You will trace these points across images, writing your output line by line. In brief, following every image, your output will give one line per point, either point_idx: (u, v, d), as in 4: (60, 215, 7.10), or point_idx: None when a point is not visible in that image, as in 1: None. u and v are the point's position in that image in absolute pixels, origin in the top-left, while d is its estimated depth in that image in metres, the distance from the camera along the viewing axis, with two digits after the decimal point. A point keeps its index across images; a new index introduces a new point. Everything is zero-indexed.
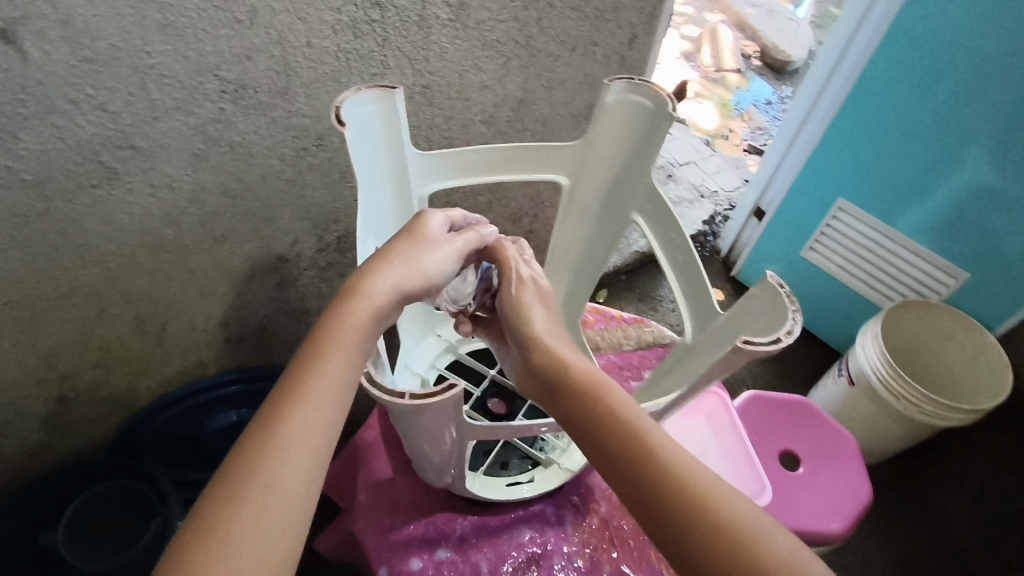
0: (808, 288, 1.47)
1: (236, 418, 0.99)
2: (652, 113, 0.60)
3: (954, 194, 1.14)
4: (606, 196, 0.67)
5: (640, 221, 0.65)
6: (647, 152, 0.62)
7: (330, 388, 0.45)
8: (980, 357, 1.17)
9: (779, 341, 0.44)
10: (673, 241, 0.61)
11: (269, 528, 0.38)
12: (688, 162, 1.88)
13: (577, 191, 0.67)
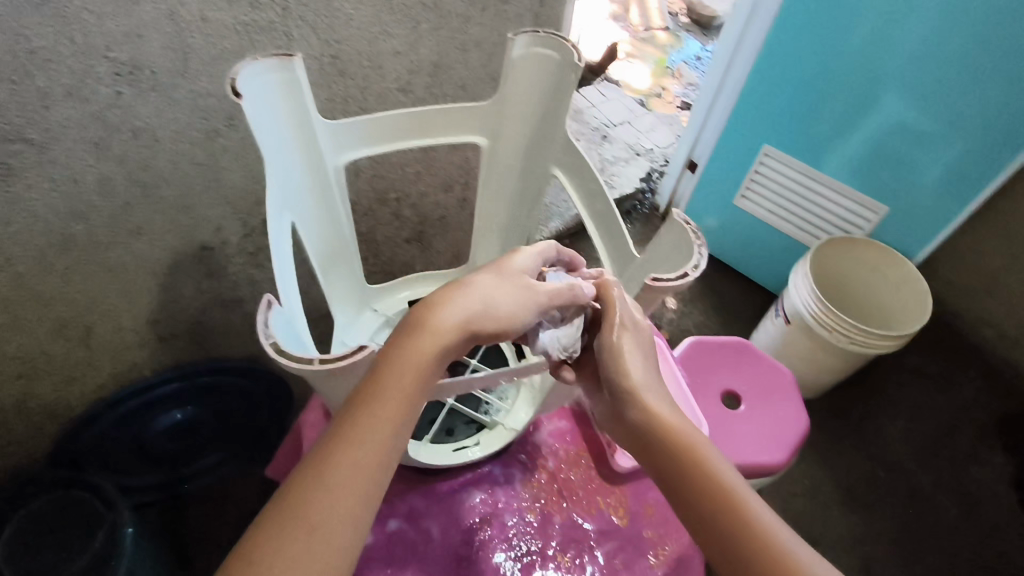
0: (744, 236, 1.52)
1: (181, 417, 0.97)
2: (561, 65, 0.61)
3: (873, 131, 1.18)
4: (526, 153, 0.67)
5: (561, 174, 0.65)
6: (560, 105, 0.63)
7: (389, 422, 0.43)
8: (903, 286, 1.23)
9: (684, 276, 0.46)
10: (592, 191, 0.61)
11: (326, 571, 0.37)
12: (623, 122, 1.90)
13: (497, 151, 0.67)
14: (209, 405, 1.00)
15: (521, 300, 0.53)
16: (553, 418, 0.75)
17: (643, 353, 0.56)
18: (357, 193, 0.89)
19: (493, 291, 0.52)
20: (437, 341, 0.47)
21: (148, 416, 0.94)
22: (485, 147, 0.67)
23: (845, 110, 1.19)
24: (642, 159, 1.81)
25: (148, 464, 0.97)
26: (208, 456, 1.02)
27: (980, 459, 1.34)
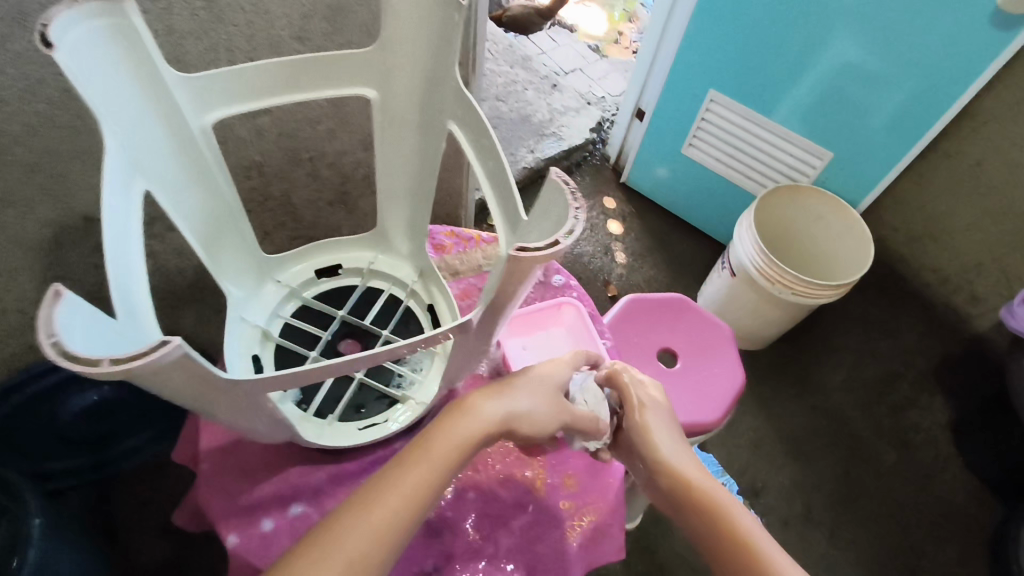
0: (693, 187, 1.48)
1: (98, 398, 0.90)
2: (443, 5, 0.53)
3: (823, 74, 1.13)
4: (421, 106, 0.60)
5: (455, 129, 0.57)
6: (448, 53, 0.55)
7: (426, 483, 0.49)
8: (847, 234, 1.21)
9: (555, 242, 0.39)
10: (482, 145, 0.53)
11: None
12: (574, 69, 1.81)
13: (389, 104, 0.60)
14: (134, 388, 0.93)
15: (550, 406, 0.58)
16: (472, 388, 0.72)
17: (668, 425, 0.63)
18: (263, 153, 0.81)
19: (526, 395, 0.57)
20: (475, 425, 0.53)
21: (60, 400, 0.87)
22: (375, 100, 0.60)
23: (793, 53, 1.14)
24: (593, 108, 1.73)
25: (68, 447, 0.92)
26: (132, 437, 1.00)
27: (919, 404, 1.38)
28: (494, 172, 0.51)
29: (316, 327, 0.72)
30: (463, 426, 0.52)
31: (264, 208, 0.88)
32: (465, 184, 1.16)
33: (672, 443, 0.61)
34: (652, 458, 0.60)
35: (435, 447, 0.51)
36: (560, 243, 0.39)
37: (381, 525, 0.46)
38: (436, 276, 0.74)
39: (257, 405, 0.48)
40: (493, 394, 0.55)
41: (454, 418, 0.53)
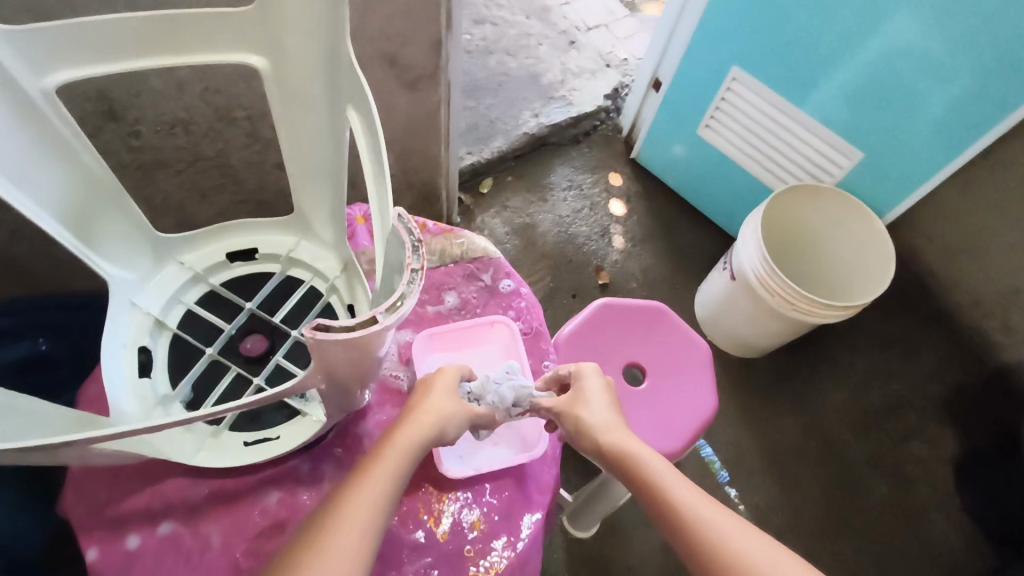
0: (707, 173, 1.34)
1: (43, 349, 0.86)
2: None
3: (870, 57, 0.96)
4: (325, 81, 0.50)
5: (353, 119, 0.49)
6: (342, 27, 0.45)
7: (383, 489, 0.47)
8: (865, 247, 1.08)
9: (367, 325, 0.39)
10: (374, 144, 0.46)
11: None
12: (598, 25, 1.62)
13: (286, 76, 0.51)
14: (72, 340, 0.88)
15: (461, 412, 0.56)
16: (387, 405, 0.64)
17: (596, 395, 0.60)
18: (187, 109, 0.69)
19: (443, 407, 0.55)
20: (418, 430, 0.52)
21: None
22: (265, 68, 0.50)
23: (837, 30, 0.97)
24: (612, 72, 1.55)
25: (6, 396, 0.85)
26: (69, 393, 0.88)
27: (922, 435, 1.26)
28: (376, 176, 0.47)
29: (220, 318, 0.64)
30: (404, 436, 0.51)
31: (197, 170, 0.78)
32: (443, 152, 1.04)
33: (600, 412, 0.59)
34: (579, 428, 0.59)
35: (384, 462, 0.49)
36: (380, 319, 0.39)
37: (349, 549, 0.42)
38: (358, 273, 0.64)
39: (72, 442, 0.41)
40: (428, 407, 0.55)
41: (395, 432, 0.52)
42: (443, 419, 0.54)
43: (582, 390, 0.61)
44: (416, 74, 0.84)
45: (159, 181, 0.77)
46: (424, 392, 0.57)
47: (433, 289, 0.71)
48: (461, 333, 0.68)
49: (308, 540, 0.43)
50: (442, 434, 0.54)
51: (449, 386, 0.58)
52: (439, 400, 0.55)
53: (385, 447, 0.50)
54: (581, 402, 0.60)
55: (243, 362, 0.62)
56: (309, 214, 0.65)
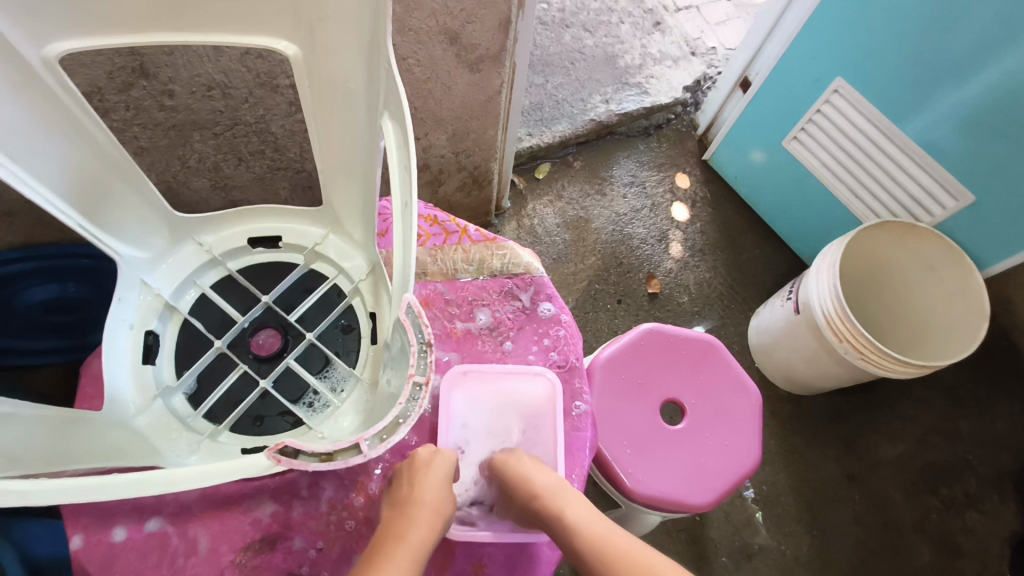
0: (786, 187, 1.21)
1: (72, 293, 0.82)
2: None
3: (1006, 85, 0.83)
4: (362, 82, 0.46)
5: (388, 128, 0.46)
6: (382, 35, 0.41)
7: None
8: (959, 297, 0.95)
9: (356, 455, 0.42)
10: (404, 160, 0.44)
11: None
12: (689, 7, 1.48)
13: (317, 68, 0.47)
14: (99, 288, 0.83)
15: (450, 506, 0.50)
16: None
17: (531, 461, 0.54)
18: (225, 72, 0.64)
19: (440, 503, 0.49)
20: (423, 537, 0.46)
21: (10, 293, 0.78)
22: (295, 54, 0.46)
23: (967, 47, 0.84)
24: (696, 61, 1.42)
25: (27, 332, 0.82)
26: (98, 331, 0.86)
27: (981, 505, 1.13)
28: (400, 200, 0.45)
29: (233, 307, 0.58)
30: (410, 540, 0.45)
31: (234, 135, 0.73)
32: (500, 135, 0.95)
33: (534, 469, 0.53)
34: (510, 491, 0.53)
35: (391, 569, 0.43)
36: (362, 449, 0.43)
37: None
38: (384, 278, 0.58)
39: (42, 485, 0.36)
40: (430, 499, 0.48)
41: (401, 528, 0.46)
42: (443, 518, 0.49)
43: (514, 467, 0.54)
44: (479, 55, 0.76)
45: (195, 143, 0.72)
46: (423, 480, 0.50)
47: (464, 305, 0.64)
48: (492, 368, 0.61)
49: None
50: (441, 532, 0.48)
51: (446, 474, 0.51)
52: (442, 492, 0.49)
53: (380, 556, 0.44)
54: (518, 479, 0.53)
55: (251, 361, 0.57)
56: (339, 207, 0.59)
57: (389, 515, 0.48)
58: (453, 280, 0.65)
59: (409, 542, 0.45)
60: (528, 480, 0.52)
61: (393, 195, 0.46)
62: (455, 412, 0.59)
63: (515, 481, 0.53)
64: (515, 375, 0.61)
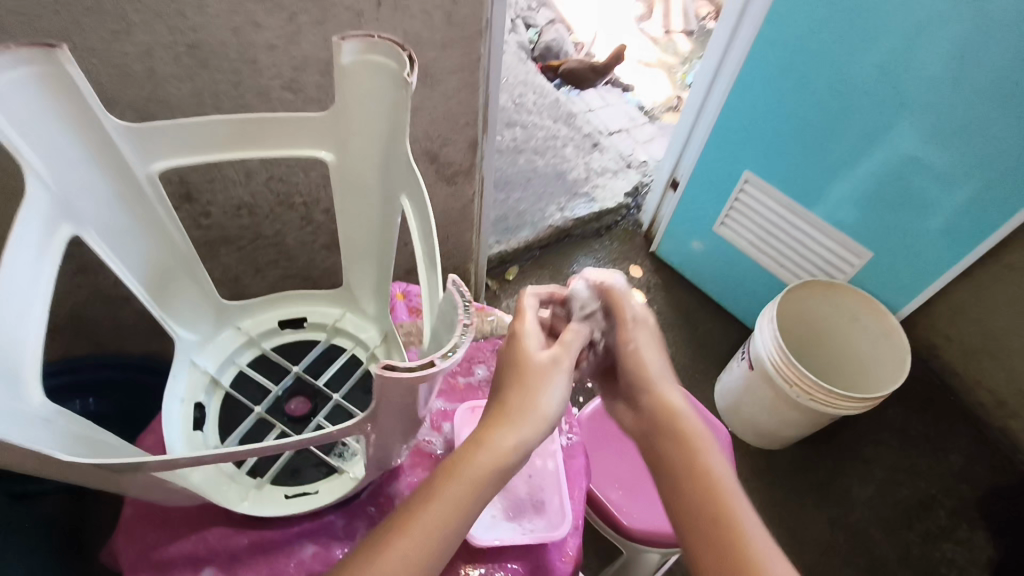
0: (726, 267, 1.40)
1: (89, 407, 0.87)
2: (394, 75, 0.50)
3: (876, 169, 1.04)
4: (380, 182, 0.60)
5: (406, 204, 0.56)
6: (396, 143, 0.55)
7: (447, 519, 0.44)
8: (884, 340, 1.10)
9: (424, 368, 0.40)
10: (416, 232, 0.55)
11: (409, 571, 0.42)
12: (619, 130, 1.75)
13: (345, 173, 0.60)
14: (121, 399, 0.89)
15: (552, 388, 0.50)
16: (419, 468, 0.66)
17: (656, 348, 0.58)
18: (252, 195, 0.79)
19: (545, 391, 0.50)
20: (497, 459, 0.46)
21: None
22: (332, 162, 0.60)
23: (840, 141, 1.05)
24: (632, 171, 1.66)
25: None
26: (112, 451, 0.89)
27: (956, 536, 1.21)
28: (427, 254, 0.52)
29: (267, 380, 0.68)
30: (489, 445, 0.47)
31: (254, 247, 0.86)
32: (475, 241, 1.11)
33: (659, 365, 0.57)
34: (634, 370, 0.57)
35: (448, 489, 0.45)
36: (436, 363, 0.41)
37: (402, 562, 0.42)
38: (397, 345, 0.69)
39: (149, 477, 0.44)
40: (522, 408, 0.49)
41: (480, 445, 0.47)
42: (541, 424, 0.49)
43: (643, 356, 0.57)
44: (453, 170, 0.94)
45: (221, 256, 0.85)
46: (519, 387, 0.50)
47: (464, 362, 0.76)
48: None
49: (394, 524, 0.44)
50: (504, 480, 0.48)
51: (540, 371, 0.50)
52: (511, 444, 0.47)
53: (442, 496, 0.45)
54: (642, 377, 0.56)
55: (286, 421, 0.65)
56: (355, 287, 0.71)
57: (479, 428, 0.49)
58: None
59: (482, 457, 0.46)
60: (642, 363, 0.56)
61: (419, 278, 0.54)
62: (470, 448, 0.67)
63: (642, 367, 0.56)
64: None
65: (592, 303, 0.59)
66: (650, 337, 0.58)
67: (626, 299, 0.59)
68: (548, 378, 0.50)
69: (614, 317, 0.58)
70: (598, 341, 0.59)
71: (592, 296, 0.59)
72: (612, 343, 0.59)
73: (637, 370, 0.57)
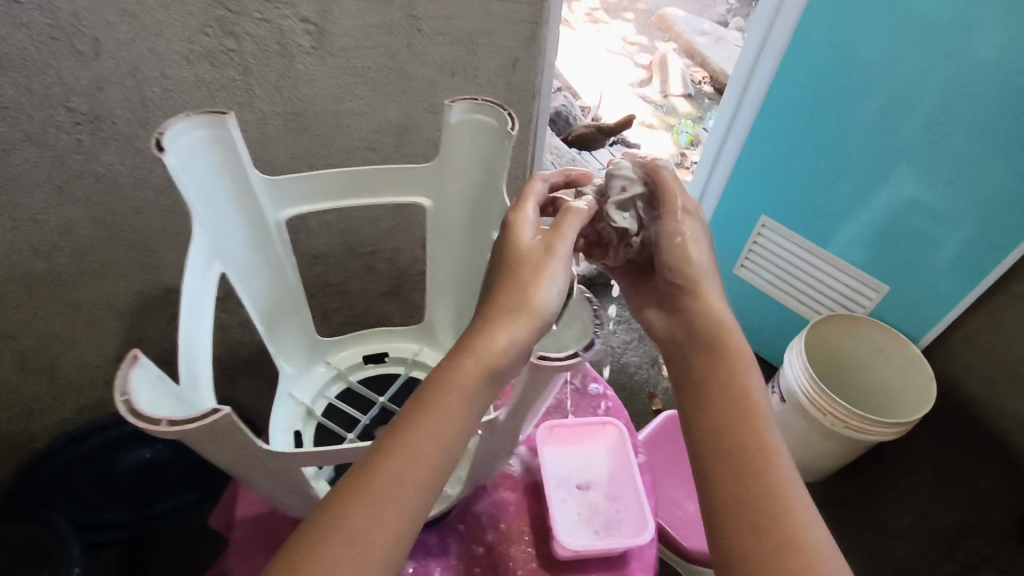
0: (746, 308, 1.47)
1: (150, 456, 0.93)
2: (495, 130, 0.60)
3: (882, 211, 1.13)
4: (468, 224, 0.68)
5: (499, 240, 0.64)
6: (489, 189, 0.64)
7: (457, 423, 0.42)
8: (907, 367, 1.16)
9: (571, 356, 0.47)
10: None
11: (427, 473, 0.40)
12: None
13: (437, 218, 0.68)
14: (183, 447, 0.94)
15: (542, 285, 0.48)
16: (501, 488, 0.71)
17: (705, 243, 0.57)
18: (329, 245, 0.87)
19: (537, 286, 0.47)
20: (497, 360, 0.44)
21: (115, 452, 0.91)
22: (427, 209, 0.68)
23: (846, 187, 1.15)
24: None
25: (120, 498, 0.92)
26: (175, 496, 0.94)
27: (998, 564, 1.22)
28: None
29: (355, 410, 0.73)
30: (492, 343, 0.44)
31: (325, 294, 0.94)
32: None
33: (703, 259, 0.56)
34: (678, 264, 0.56)
35: (459, 390, 0.43)
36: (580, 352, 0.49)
37: (421, 466, 0.40)
38: None
39: (295, 478, 0.49)
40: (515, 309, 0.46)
41: (484, 339, 0.44)
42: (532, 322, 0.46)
43: (692, 249, 0.56)
44: None
45: None
46: (515, 289, 0.47)
47: None
48: (577, 428, 0.75)
49: (409, 425, 0.42)
50: (516, 365, 0.46)
51: (533, 273, 0.48)
52: (503, 343, 0.44)
53: (461, 379, 0.43)
54: (685, 270, 0.56)
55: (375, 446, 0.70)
56: (435, 322, 0.78)
57: (473, 330, 0.46)
58: None
59: (482, 358, 0.44)
60: (687, 255, 0.56)
61: None
62: (552, 464, 0.73)
63: (686, 261, 0.56)
64: (594, 434, 0.76)
65: (635, 184, 0.62)
66: (698, 228, 0.57)
67: (672, 179, 0.60)
68: (537, 276, 0.48)
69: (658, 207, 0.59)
70: (635, 231, 0.61)
71: (637, 176, 0.62)
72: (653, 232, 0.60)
73: (682, 266, 0.56)
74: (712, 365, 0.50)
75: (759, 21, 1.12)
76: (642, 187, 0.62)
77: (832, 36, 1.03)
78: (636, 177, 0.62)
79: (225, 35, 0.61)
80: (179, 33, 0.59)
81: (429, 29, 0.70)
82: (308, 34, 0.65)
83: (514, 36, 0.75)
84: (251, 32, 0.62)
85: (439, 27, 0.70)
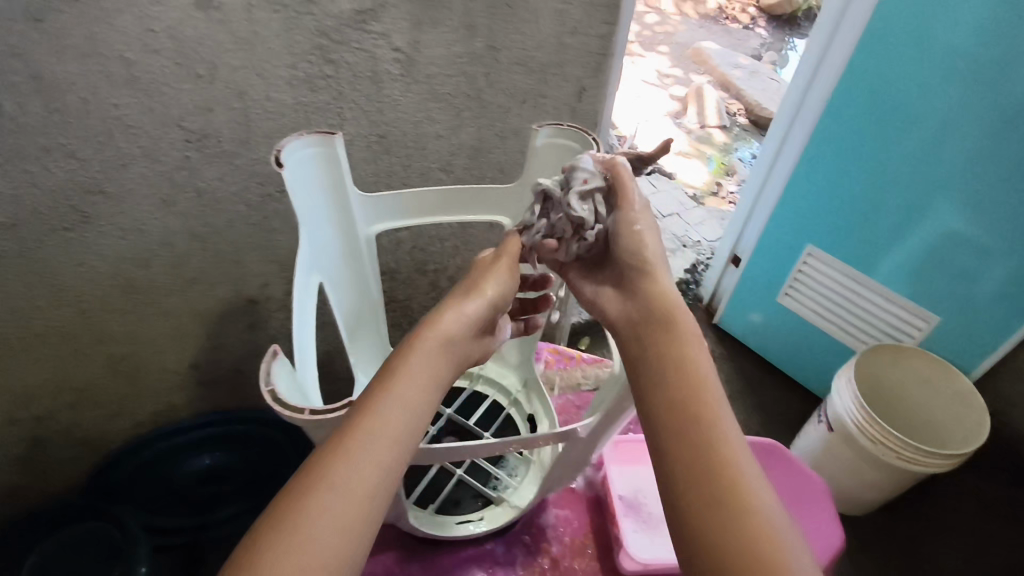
0: (789, 337, 1.47)
1: (209, 462, 0.96)
2: (579, 154, 0.64)
3: (926, 244, 1.13)
4: None
5: None
6: None
7: (412, 406, 0.45)
8: (957, 401, 1.15)
9: None
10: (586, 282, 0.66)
11: (386, 456, 0.42)
12: (671, 214, 1.89)
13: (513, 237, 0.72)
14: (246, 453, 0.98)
15: (498, 282, 0.57)
16: (564, 503, 0.72)
17: (657, 237, 0.58)
18: (396, 261, 0.91)
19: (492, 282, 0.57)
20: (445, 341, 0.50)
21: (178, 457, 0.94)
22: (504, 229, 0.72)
23: (889, 219, 1.16)
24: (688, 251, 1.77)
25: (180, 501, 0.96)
26: (230, 505, 0.97)
27: None
28: None
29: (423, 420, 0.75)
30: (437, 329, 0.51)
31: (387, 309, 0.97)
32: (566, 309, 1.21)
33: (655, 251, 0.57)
34: (633, 257, 0.57)
35: (409, 374, 0.47)
36: None
37: (380, 449, 0.42)
38: (540, 388, 0.78)
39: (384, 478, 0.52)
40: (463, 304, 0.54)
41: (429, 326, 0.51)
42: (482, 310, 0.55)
43: (648, 243, 0.57)
44: None
45: None
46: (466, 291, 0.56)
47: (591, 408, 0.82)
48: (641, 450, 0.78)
49: (361, 414, 0.44)
50: (467, 342, 0.53)
51: (488, 274, 0.58)
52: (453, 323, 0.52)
53: (419, 361, 0.48)
54: (640, 265, 0.56)
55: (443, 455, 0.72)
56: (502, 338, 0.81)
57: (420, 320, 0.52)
58: (580, 391, 0.83)
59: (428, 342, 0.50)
60: (640, 245, 0.57)
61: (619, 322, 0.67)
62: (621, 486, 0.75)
63: (641, 255, 0.56)
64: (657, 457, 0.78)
65: (593, 178, 0.59)
66: (650, 223, 0.57)
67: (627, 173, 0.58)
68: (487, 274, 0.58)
69: (618, 201, 0.58)
70: (591, 224, 0.60)
71: (596, 171, 0.59)
72: (612, 226, 0.59)
73: (636, 258, 0.57)
74: (664, 347, 0.51)
75: (806, 58, 1.15)
76: (596, 181, 0.59)
77: (872, 72, 1.06)
78: (594, 171, 0.59)
79: (325, 62, 0.66)
80: (284, 60, 0.64)
81: (505, 59, 0.74)
82: (397, 62, 0.69)
83: (584, 66, 0.78)
84: (348, 60, 0.67)
85: (515, 57, 0.74)
